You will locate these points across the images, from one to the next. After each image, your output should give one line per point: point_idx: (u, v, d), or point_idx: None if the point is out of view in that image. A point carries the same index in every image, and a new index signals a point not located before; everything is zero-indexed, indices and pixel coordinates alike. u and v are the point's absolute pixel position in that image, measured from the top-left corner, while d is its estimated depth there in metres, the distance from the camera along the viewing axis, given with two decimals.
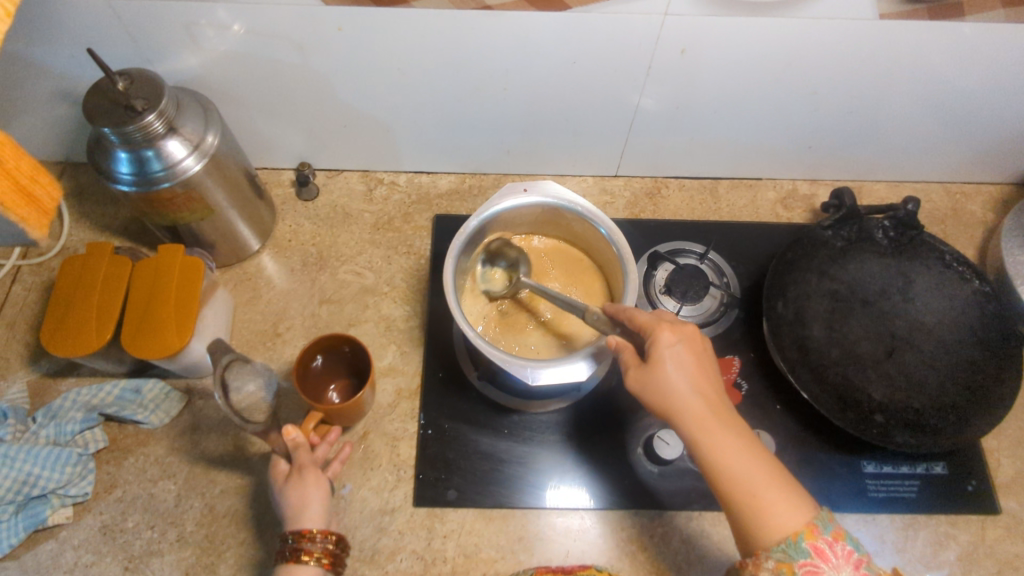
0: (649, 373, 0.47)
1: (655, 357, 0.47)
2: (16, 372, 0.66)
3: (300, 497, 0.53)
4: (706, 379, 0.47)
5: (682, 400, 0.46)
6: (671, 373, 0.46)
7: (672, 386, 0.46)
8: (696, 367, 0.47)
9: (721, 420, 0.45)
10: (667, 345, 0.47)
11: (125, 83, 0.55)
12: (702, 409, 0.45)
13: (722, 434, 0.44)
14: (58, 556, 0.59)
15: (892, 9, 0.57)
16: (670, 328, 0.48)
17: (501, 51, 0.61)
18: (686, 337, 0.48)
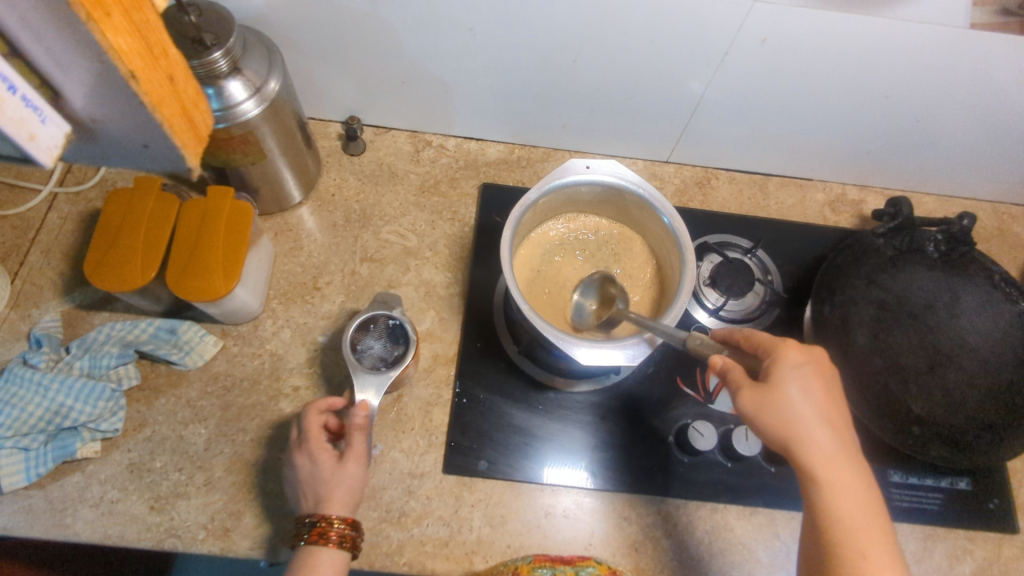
0: (775, 398, 0.44)
1: (786, 384, 0.44)
2: (48, 302, 0.65)
3: (328, 486, 0.53)
4: (835, 414, 0.44)
5: (811, 434, 0.43)
6: (800, 403, 0.43)
7: (803, 420, 0.43)
8: (827, 402, 0.44)
9: (843, 459, 0.43)
10: (796, 369, 0.45)
11: (195, 16, 0.53)
12: (828, 449, 0.43)
13: (845, 477, 0.43)
14: (85, 490, 0.58)
15: (984, 19, 0.55)
16: (801, 350, 0.46)
17: (579, 21, 0.60)
18: (817, 365, 0.45)
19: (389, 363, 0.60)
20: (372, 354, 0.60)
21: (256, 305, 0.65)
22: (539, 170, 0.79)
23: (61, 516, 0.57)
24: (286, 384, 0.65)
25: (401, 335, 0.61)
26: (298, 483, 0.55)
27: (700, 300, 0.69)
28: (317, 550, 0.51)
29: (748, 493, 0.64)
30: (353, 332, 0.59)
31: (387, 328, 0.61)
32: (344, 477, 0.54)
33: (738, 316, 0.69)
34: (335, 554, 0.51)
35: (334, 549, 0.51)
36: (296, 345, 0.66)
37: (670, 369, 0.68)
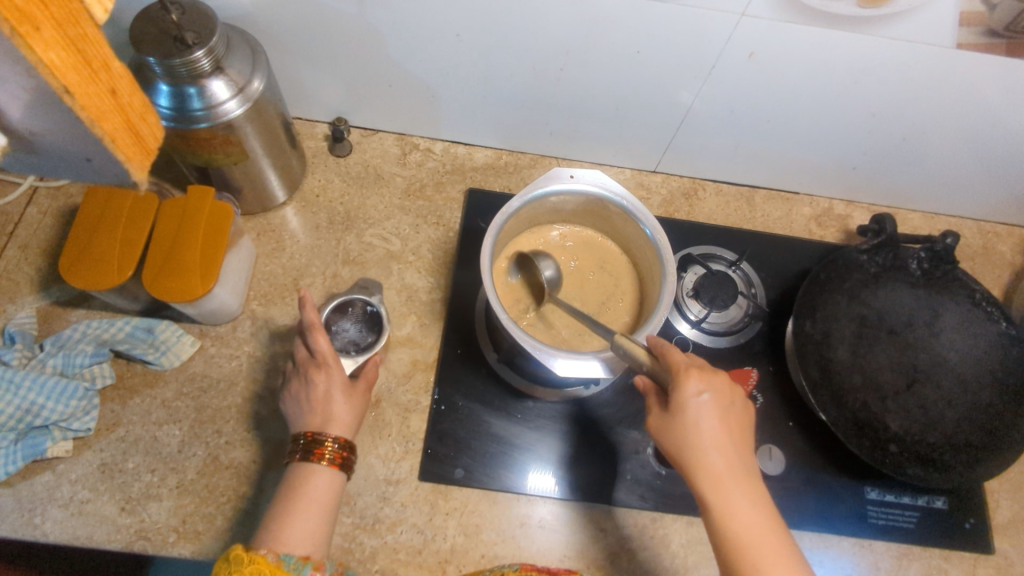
0: (677, 421, 0.46)
1: (680, 406, 0.46)
2: (24, 298, 0.65)
3: (340, 405, 0.54)
4: (727, 438, 0.45)
5: (705, 457, 0.44)
6: (692, 426, 0.45)
7: (697, 441, 0.45)
8: (724, 427, 0.45)
9: (737, 484, 0.44)
10: (688, 393, 0.46)
11: (177, 13, 0.52)
12: (720, 474, 0.44)
13: (738, 500, 0.43)
14: (54, 489, 0.58)
15: (971, 39, 0.55)
16: (697, 375, 0.46)
17: (566, 29, 0.59)
18: (719, 389, 0.46)
19: (360, 348, 0.59)
20: (344, 337, 0.60)
21: (235, 306, 0.65)
22: (526, 176, 0.79)
23: (29, 516, 0.56)
24: (263, 386, 0.64)
25: (377, 322, 0.60)
26: (305, 402, 0.55)
27: (683, 312, 0.69)
28: (311, 467, 0.51)
29: None
30: (327, 313, 0.60)
31: (364, 312, 0.61)
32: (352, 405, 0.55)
33: (719, 329, 0.69)
34: (332, 474, 0.52)
35: (329, 471, 0.52)
36: (274, 347, 0.66)
37: None
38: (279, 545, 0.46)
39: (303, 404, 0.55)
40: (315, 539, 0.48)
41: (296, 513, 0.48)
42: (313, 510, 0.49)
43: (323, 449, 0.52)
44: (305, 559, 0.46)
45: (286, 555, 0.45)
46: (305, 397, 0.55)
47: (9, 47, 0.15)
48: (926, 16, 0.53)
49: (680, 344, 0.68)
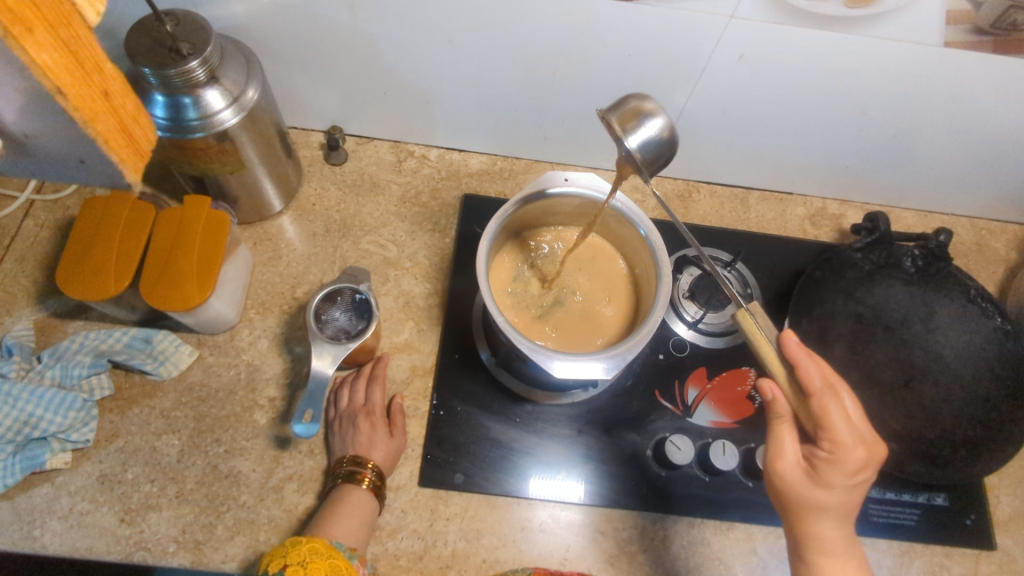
0: (811, 486, 0.49)
1: (829, 482, 0.49)
2: (22, 309, 0.65)
3: (379, 444, 0.60)
4: (851, 508, 0.50)
5: (823, 521, 0.50)
6: (827, 498, 0.49)
7: (827, 510, 0.49)
8: (852, 501, 0.50)
9: (845, 548, 0.50)
10: (845, 470, 0.48)
11: (170, 24, 0.52)
12: (836, 536, 0.50)
13: (845, 563, 0.50)
14: (54, 502, 0.57)
15: (958, 37, 0.56)
16: (863, 455, 0.48)
17: (559, 35, 0.60)
18: (864, 468, 0.49)
19: (350, 336, 0.60)
20: (335, 325, 0.61)
21: (232, 315, 0.65)
22: (521, 181, 0.79)
23: (28, 529, 0.56)
24: (261, 395, 0.64)
25: (366, 310, 0.61)
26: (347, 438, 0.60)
27: (679, 313, 0.70)
28: (350, 488, 0.57)
29: (725, 509, 0.63)
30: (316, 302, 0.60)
31: (353, 300, 0.62)
32: (391, 444, 0.61)
33: (716, 329, 0.70)
34: (370, 496, 0.57)
35: (367, 493, 0.57)
36: (272, 355, 0.66)
37: (649, 382, 0.68)
38: (329, 536, 0.52)
39: (347, 439, 0.60)
40: (357, 537, 0.54)
41: (338, 514, 0.54)
42: (357, 512, 0.55)
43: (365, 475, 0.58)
44: (352, 549, 0.53)
45: (338, 542, 0.52)
46: (348, 435, 0.60)
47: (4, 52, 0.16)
48: (913, 15, 0.54)
49: (676, 344, 0.69)
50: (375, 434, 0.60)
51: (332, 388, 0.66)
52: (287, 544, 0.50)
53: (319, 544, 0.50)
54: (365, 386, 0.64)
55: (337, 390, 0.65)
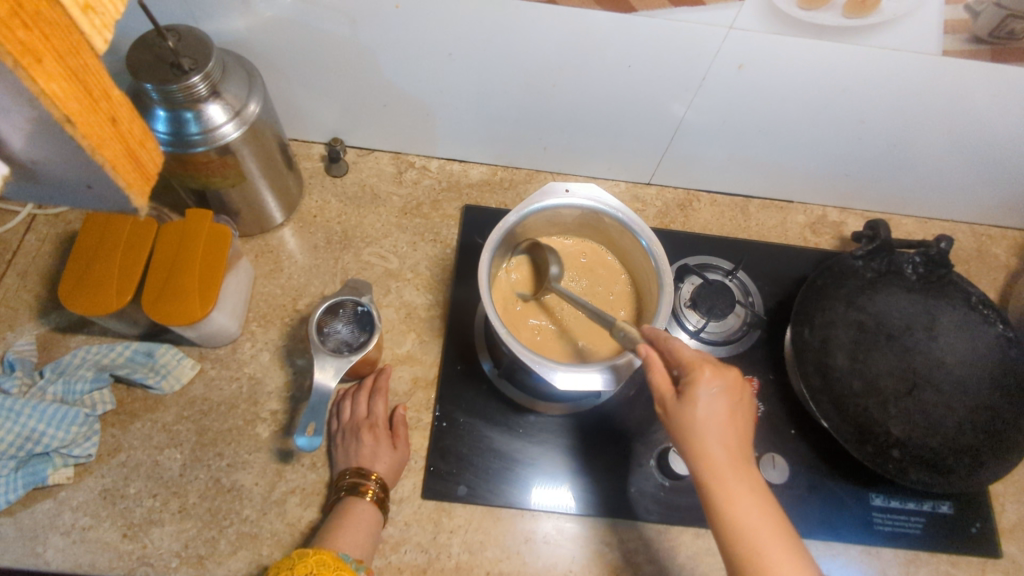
0: (680, 409, 0.45)
1: (691, 398, 0.44)
2: (24, 324, 0.65)
3: (383, 456, 0.60)
4: (733, 434, 0.44)
5: (706, 448, 0.43)
6: (705, 421, 0.44)
7: (703, 432, 0.44)
8: (725, 416, 0.44)
9: (739, 476, 0.43)
10: (705, 387, 0.44)
11: (173, 40, 0.53)
12: (725, 462, 0.43)
13: (740, 492, 0.42)
14: (56, 517, 0.57)
15: (956, 46, 0.56)
16: (712, 369, 0.45)
17: (558, 47, 0.60)
18: (726, 384, 0.45)
19: (353, 349, 0.60)
20: (337, 338, 0.61)
21: (234, 328, 0.65)
22: (521, 192, 0.79)
23: (30, 545, 0.56)
24: (263, 408, 0.64)
25: (367, 322, 0.61)
26: (350, 451, 0.60)
27: (681, 322, 0.69)
28: (354, 500, 0.57)
29: None
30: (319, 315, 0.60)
31: (355, 313, 0.62)
32: (395, 456, 0.61)
33: (718, 338, 0.70)
34: (373, 508, 0.57)
35: (370, 505, 0.57)
36: (274, 368, 0.66)
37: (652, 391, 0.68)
38: (335, 548, 0.52)
39: (350, 452, 0.60)
40: (363, 549, 0.54)
41: (343, 526, 0.54)
42: (362, 523, 0.55)
43: (369, 486, 0.58)
44: (358, 560, 0.52)
45: (345, 554, 0.52)
46: (351, 448, 0.60)
47: (13, 82, 0.16)
48: (911, 24, 0.54)
49: None
50: (378, 445, 0.60)
51: (335, 400, 0.65)
52: (294, 556, 0.50)
53: (325, 555, 0.50)
54: (365, 397, 0.64)
55: (338, 402, 0.65)
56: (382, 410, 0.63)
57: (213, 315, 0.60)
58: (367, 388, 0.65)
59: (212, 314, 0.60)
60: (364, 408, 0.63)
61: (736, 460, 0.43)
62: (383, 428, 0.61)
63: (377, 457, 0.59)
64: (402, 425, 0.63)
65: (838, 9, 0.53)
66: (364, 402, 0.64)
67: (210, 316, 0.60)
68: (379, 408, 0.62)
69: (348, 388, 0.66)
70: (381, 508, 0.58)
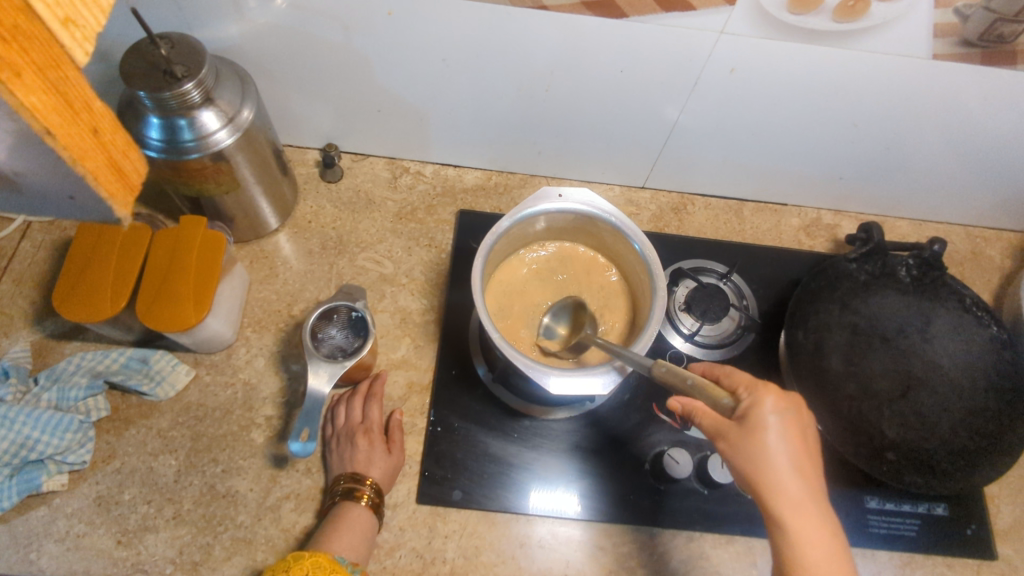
0: (748, 438, 0.43)
1: (762, 424, 0.43)
2: (18, 331, 0.65)
3: (377, 461, 0.60)
4: (805, 461, 0.43)
5: (778, 478, 0.41)
6: (777, 451, 0.42)
7: (775, 463, 0.42)
8: (797, 443, 0.43)
9: (811, 508, 0.41)
10: (774, 414, 0.43)
11: (165, 47, 0.53)
12: (798, 494, 0.41)
13: (811, 524, 0.41)
14: (50, 524, 0.57)
15: (946, 49, 0.56)
16: (779, 394, 0.44)
17: (551, 52, 0.61)
18: (795, 411, 0.44)
19: (347, 354, 0.60)
20: (331, 343, 0.61)
21: (229, 334, 0.65)
22: (516, 196, 0.80)
23: (25, 552, 0.56)
24: (258, 414, 0.64)
25: (362, 327, 0.61)
26: (344, 457, 0.60)
27: (676, 326, 0.69)
28: (349, 505, 0.57)
29: (724, 522, 0.63)
30: (313, 320, 0.60)
31: (349, 318, 0.62)
32: (390, 461, 0.61)
33: (712, 342, 0.70)
34: (368, 513, 0.57)
35: (365, 510, 0.57)
36: (269, 374, 0.66)
37: (646, 395, 0.68)
38: (330, 552, 0.52)
39: (344, 458, 0.60)
40: (358, 553, 0.54)
41: (337, 531, 0.54)
42: (357, 527, 0.55)
43: (364, 491, 0.58)
44: (354, 564, 0.52)
45: (340, 557, 0.52)
46: (346, 454, 0.60)
47: None
48: (901, 27, 0.55)
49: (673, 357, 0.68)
50: (373, 450, 0.60)
51: (330, 406, 0.65)
52: (288, 559, 0.51)
53: (320, 556, 0.50)
54: (360, 403, 0.64)
55: (333, 408, 0.65)
56: (377, 415, 0.63)
57: (208, 321, 0.60)
58: (363, 393, 0.65)
59: (207, 319, 0.60)
60: (360, 414, 0.63)
61: (810, 489, 0.42)
62: (378, 434, 0.61)
63: (372, 462, 0.60)
64: (398, 430, 0.63)
65: (828, 13, 0.53)
66: (359, 407, 0.64)
67: (206, 321, 0.60)
68: (375, 413, 0.62)
69: (342, 394, 0.66)
70: (376, 513, 0.58)
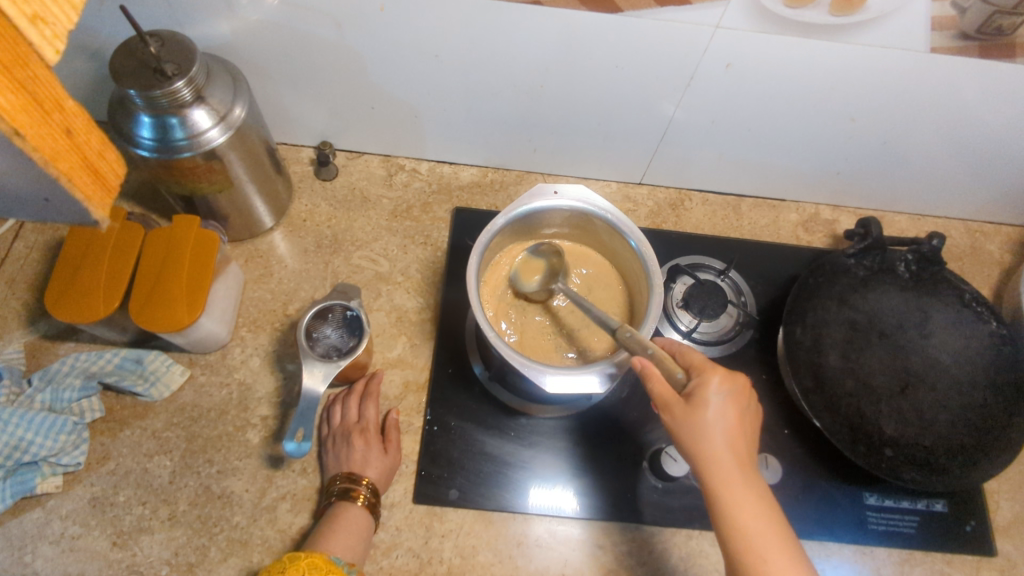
0: (690, 413, 0.45)
1: (703, 402, 0.45)
2: (12, 332, 0.65)
3: (373, 462, 0.59)
4: (741, 438, 0.45)
5: (715, 452, 0.44)
6: (716, 426, 0.44)
7: (711, 436, 0.44)
8: (734, 419, 0.45)
9: (745, 479, 0.44)
10: (717, 394, 0.45)
11: (155, 45, 0.52)
12: (732, 468, 0.44)
13: (746, 495, 0.43)
14: (45, 527, 0.57)
15: (944, 43, 0.55)
16: (722, 375, 0.46)
17: (546, 48, 0.60)
18: (737, 391, 0.46)
19: (342, 353, 0.59)
20: (326, 343, 0.60)
21: (223, 334, 0.65)
22: (512, 193, 0.79)
23: (19, 554, 0.56)
24: (253, 414, 0.63)
25: (357, 326, 0.61)
26: (341, 457, 0.60)
27: (673, 323, 0.69)
28: (345, 506, 0.56)
29: None
30: (308, 320, 0.60)
31: (344, 317, 0.61)
32: (386, 461, 0.60)
33: (711, 338, 0.69)
34: (364, 513, 0.57)
35: (362, 511, 0.57)
36: (264, 374, 0.66)
37: (644, 393, 0.67)
38: (326, 553, 0.52)
39: (340, 458, 0.60)
40: (354, 554, 0.54)
41: (333, 532, 0.54)
42: (354, 527, 0.55)
43: (360, 491, 0.57)
44: (349, 564, 0.52)
45: (336, 558, 0.52)
46: (342, 454, 0.60)
47: None
48: (897, 21, 0.54)
49: None
50: (369, 450, 0.60)
51: (325, 406, 0.65)
52: (282, 560, 0.50)
53: (314, 556, 0.50)
54: (357, 403, 0.64)
55: (329, 408, 0.65)
56: (373, 415, 0.62)
57: (202, 322, 0.60)
58: (358, 392, 0.64)
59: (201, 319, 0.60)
60: (357, 414, 0.63)
61: (743, 463, 0.44)
62: (375, 434, 0.61)
63: (368, 462, 0.59)
64: (395, 430, 0.62)
65: (824, 7, 0.52)
66: (355, 407, 0.63)
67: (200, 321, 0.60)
68: (370, 413, 0.62)
69: (338, 393, 0.66)
70: (373, 513, 0.58)
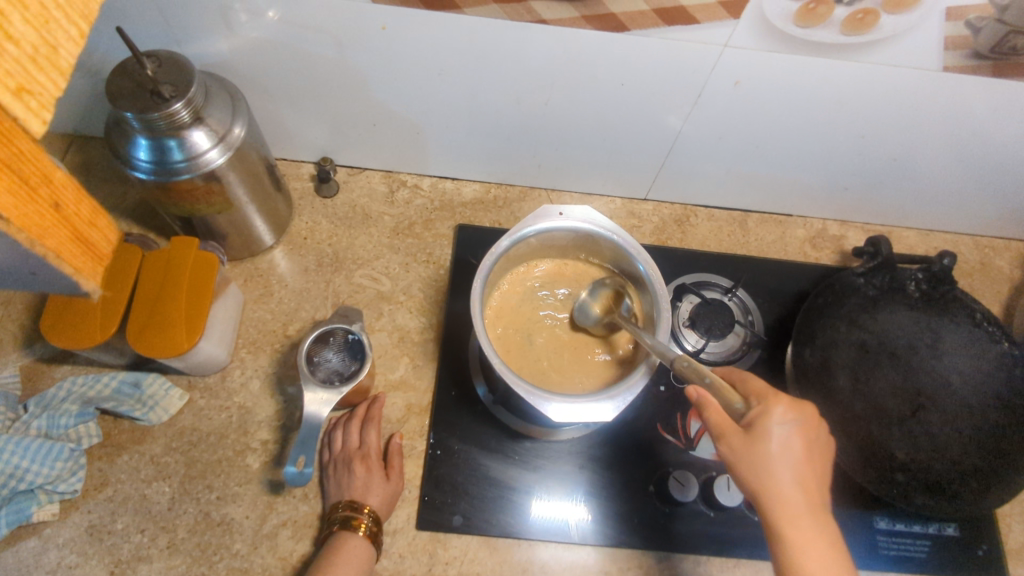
0: (752, 445, 0.43)
1: (765, 432, 0.43)
2: (8, 355, 0.63)
3: (375, 489, 0.58)
4: (812, 476, 0.43)
5: (778, 487, 0.42)
6: (779, 459, 0.42)
7: (773, 469, 0.42)
8: (800, 454, 0.43)
9: (809, 518, 0.42)
10: (780, 424, 0.43)
11: (152, 66, 0.51)
12: (798, 505, 0.42)
13: (812, 536, 0.41)
14: (42, 555, 0.56)
15: (957, 61, 0.54)
16: (788, 405, 0.44)
17: (550, 66, 0.59)
18: (804, 421, 0.44)
19: (344, 378, 0.59)
20: (327, 368, 0.59)
21: (222, 356, 0.63)
22: (515, 210, 0.78)
23: None
24: (254, 438, 0.62)
25: (359, 351, 0.60)
26: (342, 484, 0.59)
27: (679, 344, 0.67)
28: (346, 535, 0.55)
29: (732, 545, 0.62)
30: (309, 344, 0.59)
31: (346, 340, 0.60)
32: (389, 487, 0.59)
33: (718, 358, 0.68)
34: (365, 543, 0.55)
35: (363, 540, 0.55)
36: (264, 397, 0.65)
37: (651, 415, 0.66)
38: None
39: (342, 485, 0.59)
40: None
41: (334, 563, 0.53)
42: (355, 558, 0.54)
43: (361, 519, 0.56)
44: None
45: None
46: (343, 481, 0.59)
47: None
48: (910, 41, 0.53)
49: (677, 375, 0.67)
50: (371, 476, 0.59)
51: (326, 431, 0.64)
52: None
53: None
54: (358, 427, 0.63)
55: (330, 433, 0.64)
56: (375, 440, 0.61)
57: (202, 346, 0.59)
58: (359, 416, 0.63)
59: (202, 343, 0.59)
60: (358, 438, 0.62)
61: (812, 500, 0.42)
62: (377, 460, 0.60)
63: (370, 489, 0.58)
64: (397, 455, 0.61)
65: (835, 27, 0.51)
66: (356, 432, 0.62)
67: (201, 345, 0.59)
68: (372, 438, 0.61)
69: (339, 417, 0.65)
70: (375, 542, 0.56)
